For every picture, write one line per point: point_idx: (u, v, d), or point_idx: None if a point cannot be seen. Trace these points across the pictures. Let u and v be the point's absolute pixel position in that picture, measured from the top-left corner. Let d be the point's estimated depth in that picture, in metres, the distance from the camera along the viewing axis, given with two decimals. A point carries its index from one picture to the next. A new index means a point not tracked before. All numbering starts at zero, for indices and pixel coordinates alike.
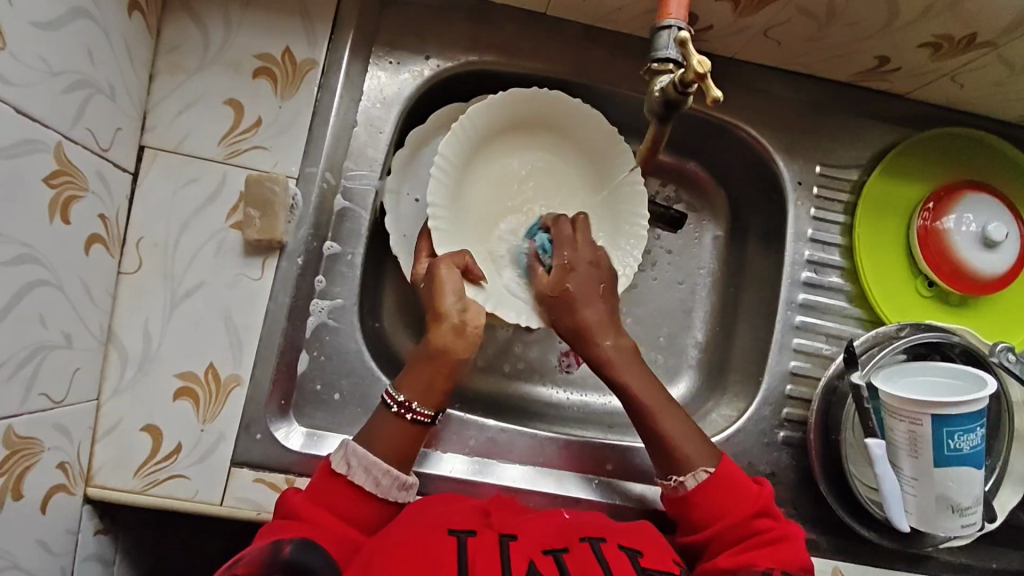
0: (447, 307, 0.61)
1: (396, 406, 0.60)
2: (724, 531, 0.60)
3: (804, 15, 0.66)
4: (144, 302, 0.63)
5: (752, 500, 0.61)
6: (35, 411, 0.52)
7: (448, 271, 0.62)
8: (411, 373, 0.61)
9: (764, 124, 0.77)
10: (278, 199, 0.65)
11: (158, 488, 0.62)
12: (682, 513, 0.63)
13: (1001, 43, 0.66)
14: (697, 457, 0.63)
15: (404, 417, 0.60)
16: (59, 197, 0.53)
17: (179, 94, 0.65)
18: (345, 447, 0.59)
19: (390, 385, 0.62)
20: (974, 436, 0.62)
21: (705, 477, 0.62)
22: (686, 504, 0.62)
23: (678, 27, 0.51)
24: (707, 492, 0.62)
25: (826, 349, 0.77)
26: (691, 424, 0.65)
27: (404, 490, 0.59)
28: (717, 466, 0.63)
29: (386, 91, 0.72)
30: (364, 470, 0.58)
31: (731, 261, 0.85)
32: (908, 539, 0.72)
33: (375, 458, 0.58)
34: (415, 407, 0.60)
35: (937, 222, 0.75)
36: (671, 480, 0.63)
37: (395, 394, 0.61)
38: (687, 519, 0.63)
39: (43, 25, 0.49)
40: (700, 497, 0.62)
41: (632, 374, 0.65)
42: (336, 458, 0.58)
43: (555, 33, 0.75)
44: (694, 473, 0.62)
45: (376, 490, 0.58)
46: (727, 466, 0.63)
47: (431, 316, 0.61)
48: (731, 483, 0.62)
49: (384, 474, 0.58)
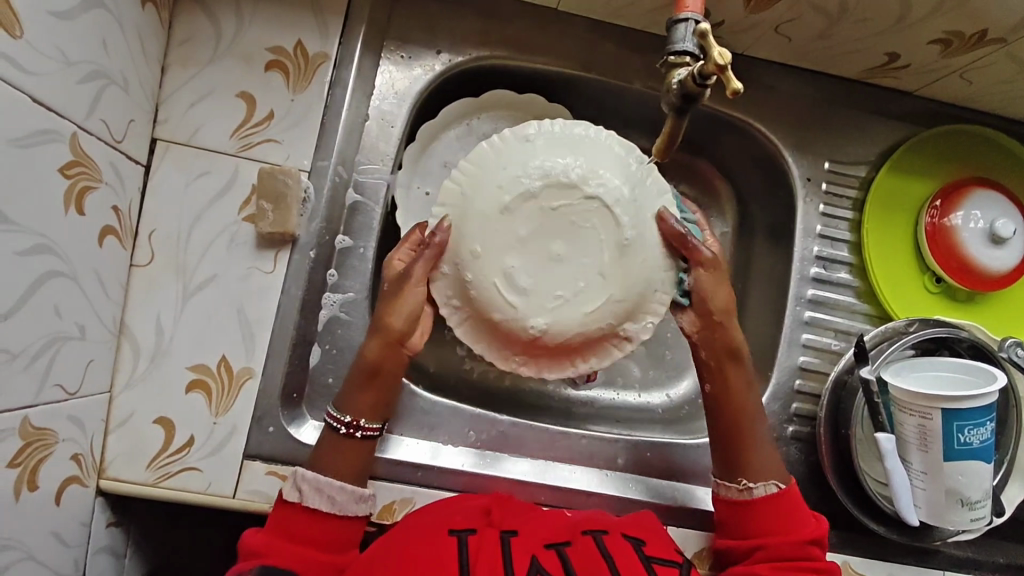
0: (398, 325, 0.61)
1: (344, 427, 0.60)
2: (772, 548, 0.61)
3: (816, 10, 0.66)
4: (156, 295, 0.63)
5: (809, 529, 0.62)
6: (50, 403, 0.52)
7: (402, 264, 0.62)
8: (352, 392, 0.61)
9: (774, 121, 0.77)
10: (292, 192, 0.65)
11: (170, 481, 0.62)
12: (731, 520, 0.65)
13: (1011, 39, 0.66)
14: (769, 470, 0.65)
15: (353, 436, 0.60)
16: (74, 188, 0.52)
17: (191, 87, 0.65)
18: (294, 474, 0.59)
19: (332, 407, 0.62)
20: (985, 430, 0.63)
21: (775, 490, 0.63)
22: (746, 513, 0.64)
23: (696, 20, 0.51)
24: (770, 506, 0.63)
25: (835, 344, 0.77)
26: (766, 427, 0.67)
27: (364, 501, 0.60)
28: (787, 484, 0.64)
29: (398, 85, 0.72)
30: (317, 492, 0.58)
31: (740, 256, 0.85)
32: (917, 533, 0.72)
33: (325, 478, 0.58)
34: (363, 424, 0.61)
35: (946, 219, 0.76)
36: (740, 483, 0.64)
37: (340, 415, 0.60)
38: (738, 525, 0.64)
39: (60, 16, 0.49)
40: (759, 510, 0.63)
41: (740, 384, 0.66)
42: (287, 488, 0.58)
43: (565, 28, 0.75)
44: (765, 482, 0.64)
45: (332, 508, 0.58)
46: (795, 491, 0.64)
47: (380, 327, 0.61)
48: (791, 507, 0.63)
49: (337, 491, 0.58)
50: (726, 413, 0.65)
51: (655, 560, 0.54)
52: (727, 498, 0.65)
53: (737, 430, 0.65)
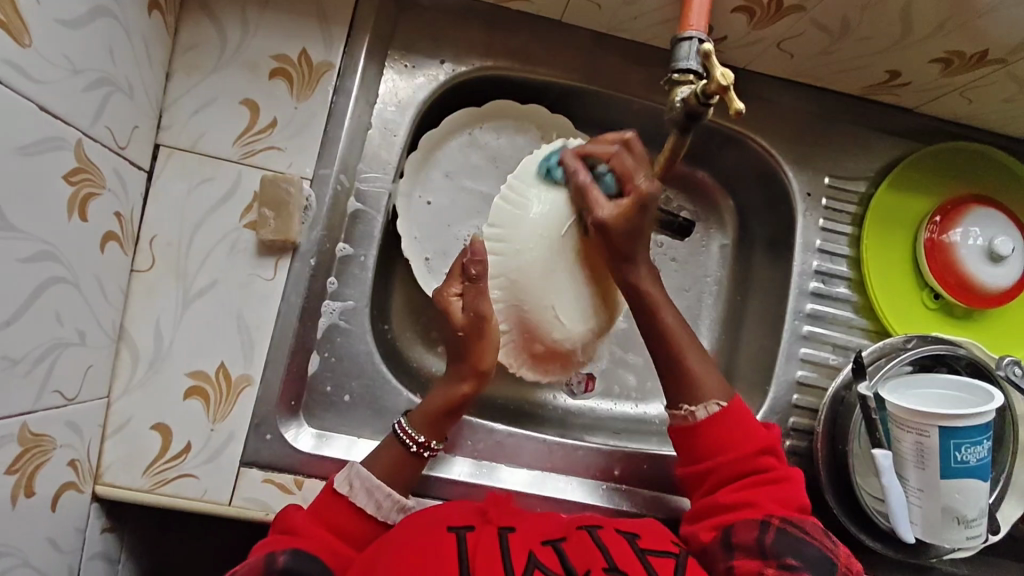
0: (489, 365, 0.65)
1: (415, 446, 0.63)
2: (723, 466, 0.62)
3: (819, 27, 0.67)
4: (156, 300, 0.63)
5: (758, 441, 0.63)
6: (49, 409, 0.52)
7: (458, 300, 0.64)
8: (429, 414, 0.65)
9: (774, 135, 0.78)
10: (293, 200, 0.65)
11: (167, 487, 0.62)
12: (685, 443, 0.65)
13: (1012, 60, 0.66)
14: (711, 390, 0.64)
15: (423, 456, 0.64)
16: (77, 195, 0.53)
17: (194, 94, 0.65)
18: (349, 468, 0.61)
19: (406, 424, 0.64)
20: (981, 449, 0.63)
21: (716, 409, 0.63)
22: (692, 433, 0.64)
23: (699, 40, 0.54)
24: (715, 424, 0.63)
25: (833, 359, 0.77)
26: (701, 351, 0.66)
27: (405, 512, 0.61)
28: (727, 402, 0.64)
29: (401, 94, 0.72)
30: (367, 493, 0.60)
31: (739, 269, 0.85)
32: (913, 551, 0.72)
33: (377, 481, 0.60)
34: (433, 446, 0.64)
35: (944, 236, 0.76)
36: (682, 409, 0.64)
37: (416, 434, 0.63)
38: (689, 449, 0.65)
39: (68, 23, 0.49)
40: (705, 431, 0.63)
41: (692, 355, 0.65)
42: (339, 478, 0.60)
43: (568, 39, 0.75)
44: (706, 404, 0.64)
45: (376, 512, 0.60)
46: (737, 405, 0.65)
47: (472, 370, 0.65)
48: (739, 421, 0.64)
49: (385, 496, 0.60)
50: (658, 351, 0.65)
51: (649, 553, 0.54)
52: (677, 425, 0.65)
53: (667, 360, 0.65)
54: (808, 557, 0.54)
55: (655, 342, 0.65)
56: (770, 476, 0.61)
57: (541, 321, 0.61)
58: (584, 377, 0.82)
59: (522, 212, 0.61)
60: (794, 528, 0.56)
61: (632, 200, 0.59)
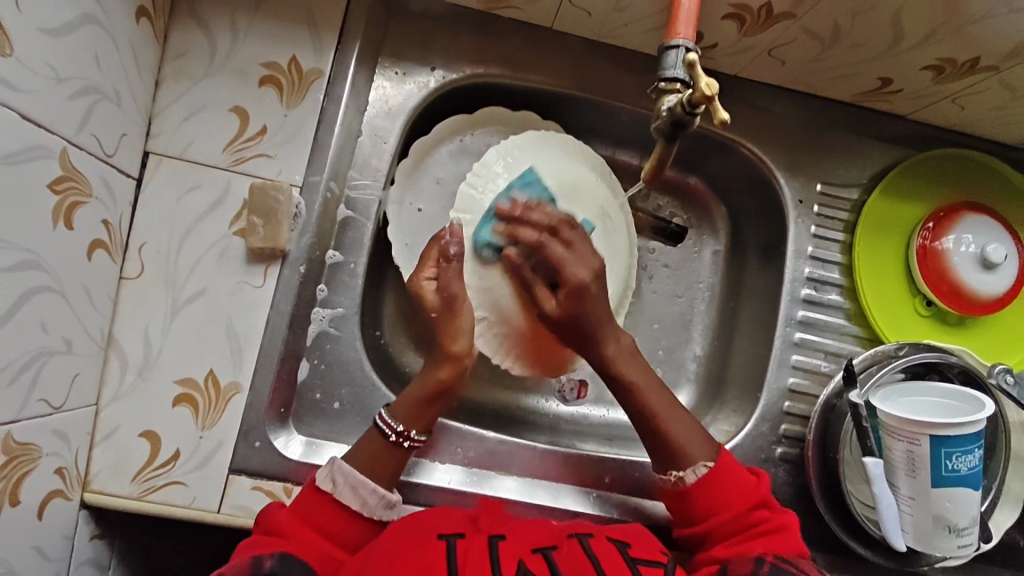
0: (462, 348, 0.64)
1: (394, 435, 0.62)
2: (719, 528, 0.62)
3: (808, 35, 0.66)
4: (145, 308, 0.63)
5: (750, 494, 0.63)
6: (34, 417, 0.52)
7: (432, 285, 0.65)
8: (407, 403, 0.64)
9: (766, 141, 0.78)
10: (282, 207, 0.65)
11: (155, 494, 0.62)
12: (679, 506, 0.65)
13: (1002, 67, 0.66)
14: (697, 452, 0.64)
15: (402, 445, 0.62)
16: (63, 203, 0.53)
17: (184, 101, 0.65)
18: (331, 465, 0.60)
19: (385, 413, 0.63)
20: (973, 457, 0.62)
21: (705, 471, 0.63)
22: (684, 499, 0.64)
23: (686, 48, 0.54)
24: (708, 487, 0.63)
25: (825, 366, 0.77)
26: (686, 417, 0.66)
27: (391, 508, 0.61)
28: (715, 459, 0.64)
29: (391, 101, 0.72)
30: (351, 489, 0.59)
31: (732, 275, 0.85)
32: (905, 559, 0.72)
33: (362, 477, 0.60)
34: (412, 435, 0.63)
35: (936, 242, 0.76)
36: (671, 474, 0.64)
37: (394, 423, 0.62)
38: (685, 512, 0.64)
39: (52, 32, 0.49)
40: (699, 494, 0.63)
41: (635, 370, 0.65)
42: (322, 475, 0.60)
43: (560, 46, 0.75)
44: (693, 466, 0.64)
45: (361, 508, 0.60)
46: (726, 461, 0.64)
47: (445, 354, 0.64)
48: (729, 477, 0.64)
49: (370, 493, 0.60)
50: (628, 402, 0.66)
51: (639, 562, 0.54)
52: (666, 489, 0.65)
53: (648, 428, 0.65)
54: None
55: (637, 412, 0.66)
56: (766, 526, 0.61)
57: (505, 306, 0.66)
58: (576, 384, 0.82)
59: (482, 197, 0.66)
60: (790, 566, 0.55)
61: (568, 293, 0.61)
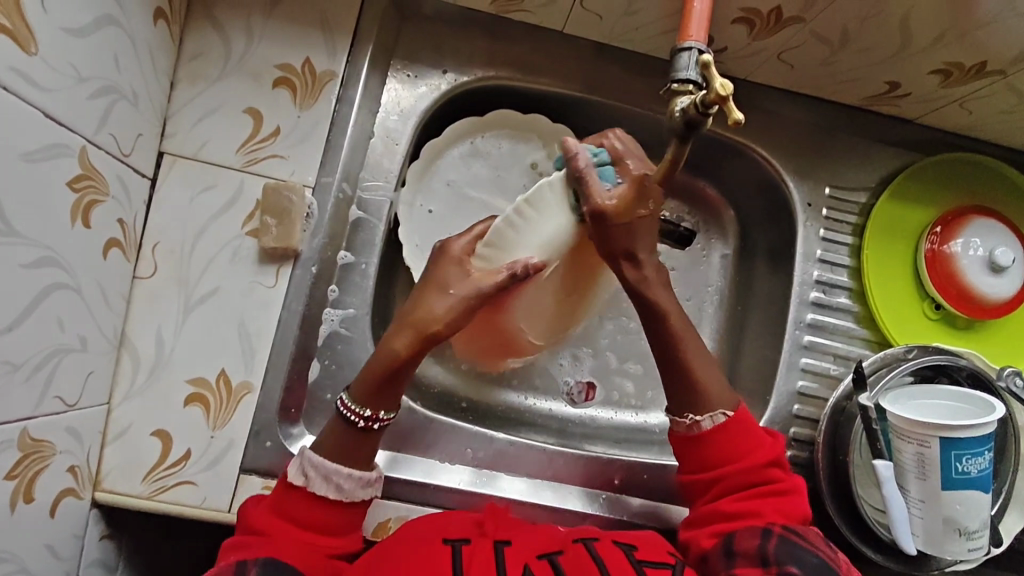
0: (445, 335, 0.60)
1: (361, 420, 0.59)
2: (731, 479, 0.61)
3: (818, 39, 0.67)
4: (158, 307, 0.63)
5: (764, 451, 0.62)
6: (49, 414, 0.52)
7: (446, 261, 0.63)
8: (369, 385, 0.60)
9: (775, 145, 0.78)
10: (295, 208, 0.66)
11: (165, 494, 0.62)
12: (693, 455, 0.64)
13: (1010, 72, 0.67)
14: (717, 398, 0.63)
15: (370, 429, 0.60)
16: (81, 201, 0.53)
17: (198, 103, 0.65)
18: (301, 458, 0.59)
19: (347, 399, 0.60)
20: (983, 460, 0.63)
21: (723, 420, 0.62)
22: (700, 445, 0.63)
23: (698, 50, 0.54)
24: (722, 433, 0.63)
25: (834, 369, 0.77)
26: (706, 356, 0.65)
27: (369, 487, 0.60)
28: (734, 411, 0.63)
29: (403, 103, 0.73)
30: (324, 479, 0.58)
31: (740, 279, 0.85)
32: (915, 563, 0.72)
33: (333, 464, 0.58)
34: (381, 416, 0.60)
35: (945, 246, 0.76)
36: (687, 417, 0.63)
37: (359, 408, 0.59)
38: (698, 459, 0.63)
39: (74, 32, 0.50)
40: (713, 440, 0.63)
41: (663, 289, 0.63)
42: (293, 471, 0.58)
43: (570, 49, 0.76)
44: (711, 413, 0.63)
45: (339, 495, 0.58)
46: (743, 415, 0.64)
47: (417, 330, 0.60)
48: (745, 429, 0.63)
49: (345, 478, 0.58)
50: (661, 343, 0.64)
51: (646, 565, 0.54)
52: (680, 433, 0.64)
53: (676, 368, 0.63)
54: (808, 565, 0.54)
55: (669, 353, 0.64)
56: (774, 486, 0.61)
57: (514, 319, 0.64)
58: (584, 386, 0.82)
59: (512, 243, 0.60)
60: (796, 536, 0.57)
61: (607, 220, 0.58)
